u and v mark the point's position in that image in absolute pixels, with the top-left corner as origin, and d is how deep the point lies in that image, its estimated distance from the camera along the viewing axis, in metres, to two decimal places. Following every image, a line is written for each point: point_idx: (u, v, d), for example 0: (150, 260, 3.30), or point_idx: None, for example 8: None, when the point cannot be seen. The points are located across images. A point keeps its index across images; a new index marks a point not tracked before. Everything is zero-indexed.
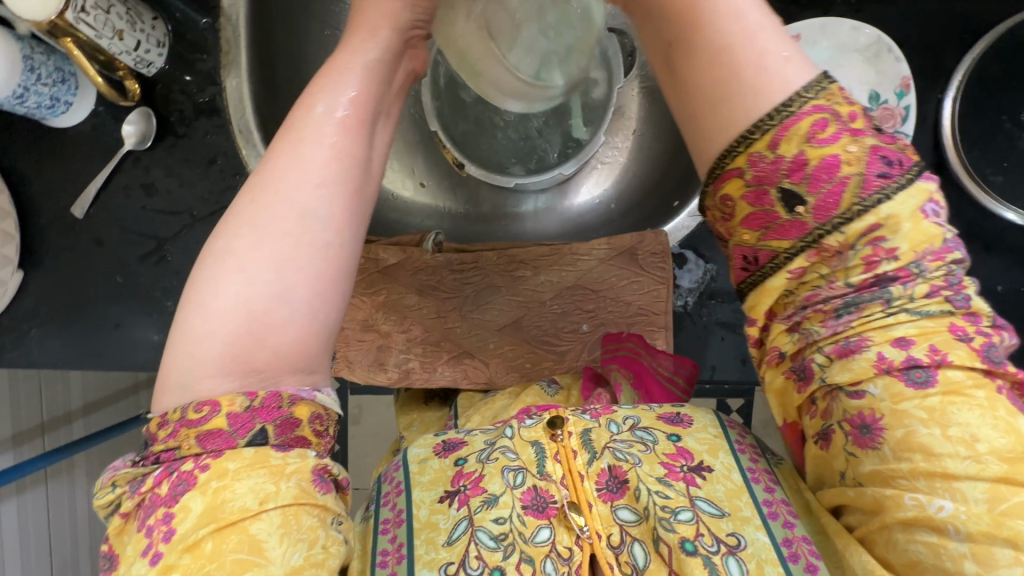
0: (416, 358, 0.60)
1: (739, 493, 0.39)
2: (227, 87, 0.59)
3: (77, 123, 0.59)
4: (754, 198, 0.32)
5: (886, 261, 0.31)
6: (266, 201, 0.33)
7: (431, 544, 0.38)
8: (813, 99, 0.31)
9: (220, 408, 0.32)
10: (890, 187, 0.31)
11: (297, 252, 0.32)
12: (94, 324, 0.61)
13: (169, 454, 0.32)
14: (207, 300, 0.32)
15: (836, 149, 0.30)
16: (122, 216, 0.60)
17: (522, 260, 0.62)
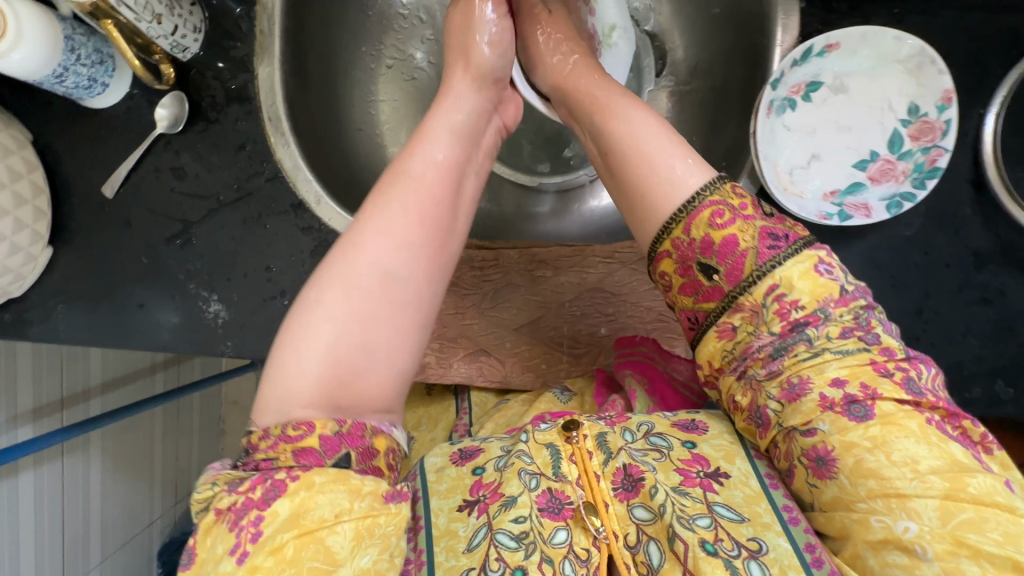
0: (432, 353, 0.60)
1: (757, 500, 0.39)
2: (260, 75, 0.60)
3: (111, 105, 0.59)
4: (682, 271, 0.43)
5: (796, 311, 0.39)
6: (357, 258, 0.41)
7: (452, 552, 0.39)
8: (711, 195, 0.42)
9: (314, 428, 0.37)
10: (779, 254, 0.40)
11: (383, 315, 0.41)
12: (120, 303, 0.62)
13: (268, 464, 0.36)
14: (302, 345, 0.39)
15: (733, 231, 0.41)
16: (152, 198, 0.61)
17: (543, 259, 0.61)
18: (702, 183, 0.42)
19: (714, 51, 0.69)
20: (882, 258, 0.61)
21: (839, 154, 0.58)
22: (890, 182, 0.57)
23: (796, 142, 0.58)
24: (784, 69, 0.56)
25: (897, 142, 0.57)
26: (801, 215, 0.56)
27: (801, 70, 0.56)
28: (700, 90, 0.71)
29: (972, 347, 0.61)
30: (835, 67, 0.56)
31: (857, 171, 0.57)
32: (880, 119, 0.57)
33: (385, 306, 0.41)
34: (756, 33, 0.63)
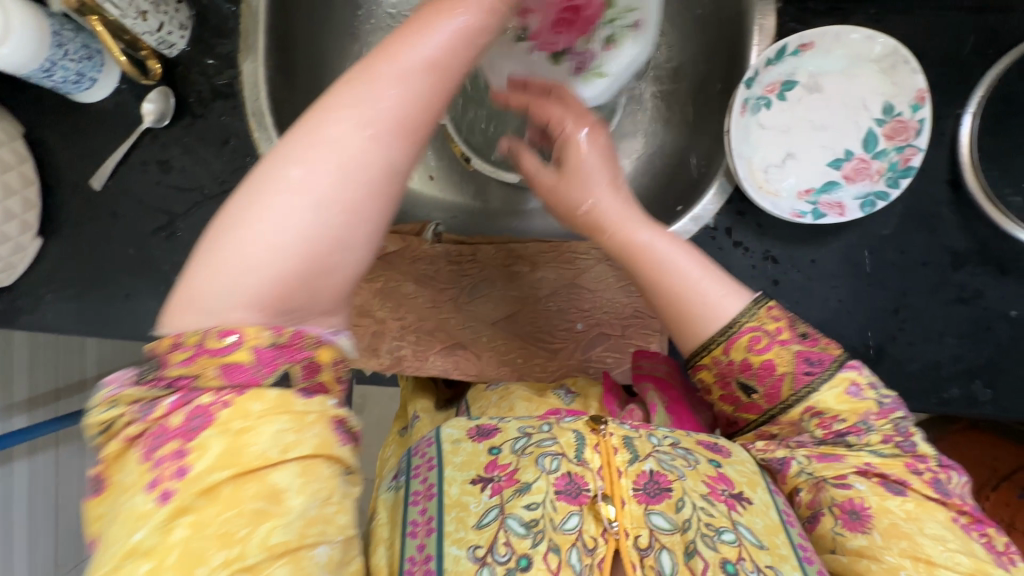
0: (408, 346, 0.60)
1: (777, 531, 0.41)
2: (244, 71, 0.61)
3: (100, 100, 0.61)
4: (721, 384, 0.48)
5: (838, 423, 0.45)
6: (344, 135, 0.35)
7: (461, 523, 0.40)
8: (747, 321, 0.46)
9: (244, 340, 0.32)
10: (816, 380, 0.45)
11: (354, 204, 0.34)
12: (106, 293, 0.63)
13: (186, 382, 0.32)
14: (265, 228, 0.33)
15: (770, 355, 0.45)
16: (139, 191, 0.62)
17: (520, 255, 0.62)
18: (740, 308, 0.46)
19: (695, 50, 0.70)
20: (860, 257, 0.62)
21: (814, 153, 0.58)
22: (864, 181, 0.57)
23: (772, 140, 0.58)
24: (758, 68, 0.57)
25: (872, 141, 0.57)
26: (775, 213, 0.57)
27: (776, 69, 0.57)
28: (681, 89, 0.72)
29: (950, 347, 0.61)
30: (810, 66, 0.57)
31: (832, 170, 0.58)
32: (856, 118, 0.57)
33: (354, 194, 0.35)
34: (735, 34, 0.64)
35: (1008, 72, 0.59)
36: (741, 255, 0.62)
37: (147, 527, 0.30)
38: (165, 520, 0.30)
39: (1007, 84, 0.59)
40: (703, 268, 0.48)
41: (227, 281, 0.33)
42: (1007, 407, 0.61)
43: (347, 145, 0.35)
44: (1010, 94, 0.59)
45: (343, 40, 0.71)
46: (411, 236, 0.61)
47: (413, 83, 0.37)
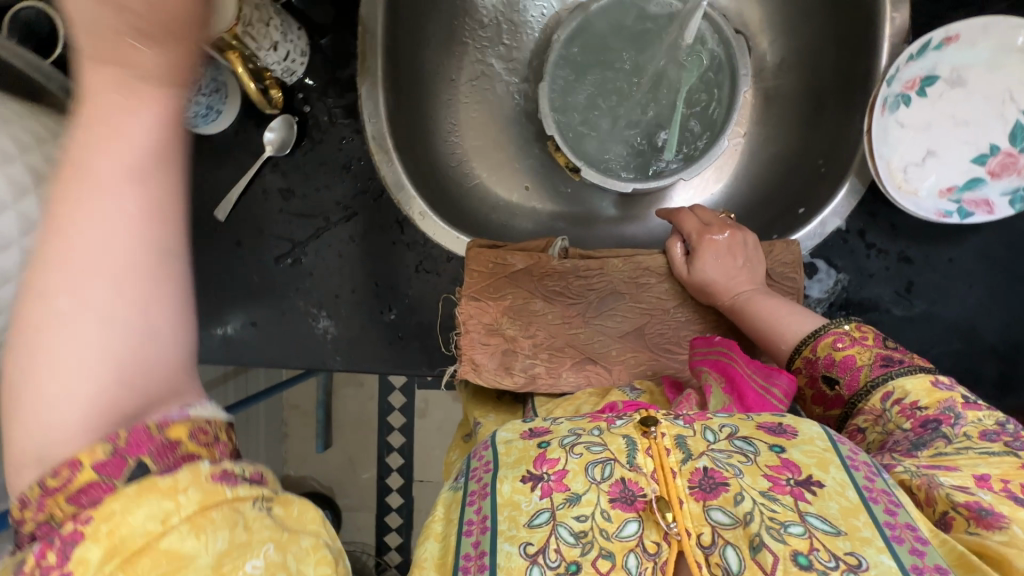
0: (541, 363, 0.60)
1: (856, 513, 0.37)
2: (362, 93, 0.61)
3: (221, 130, 0.61)
4: (810, 378, 0.52)
5: (920, 410, 0.46)
6: (70, 247, 0.27)
7: (514, 522, 0.40)
8: (833, 326, 0.52)
9: (79, 465, 0.26)
10: (893, 370, 0.48)
11: (115, 313, 0.27)
12: (232, 321, 0.64)
13: (42, 528, 0.26)
14: (47, 390, 0.26)
15: (851, 352, 0.50)
16: (261, 220, 0.62)
17: (648, 267, 0.61)
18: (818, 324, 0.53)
19: (807, 42, 0.68)
20: (998, 253, 0.60)
21: (955, 149, 0.56)
22: (1012, 175, 0.55)
23: (912, 139, 0.57)
24: (900, 64, 0.55)
25: (1019, 134, 0.55)
26: (920, 214, 0.55)
27: (917, 65, 0.55)
28: (790, 85, 0.70)
29: None
30: (952, 60, 0.55)
31: (977, 166, 0.56)
32: (1001, 112, 0.55)
33: (124, 293, 0.27)
34: (859, 25, 0.62)
35: None
36: (874, 257, 0.60)
37: None
38: None
39: None
40: (792, 314, 0.55)
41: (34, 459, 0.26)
42: None
43: (63, 363, 0.26)
44: None
45: (443, 54, 0.72)
46: (539, 252, 0.61)
47: (137, 178, 0.28)
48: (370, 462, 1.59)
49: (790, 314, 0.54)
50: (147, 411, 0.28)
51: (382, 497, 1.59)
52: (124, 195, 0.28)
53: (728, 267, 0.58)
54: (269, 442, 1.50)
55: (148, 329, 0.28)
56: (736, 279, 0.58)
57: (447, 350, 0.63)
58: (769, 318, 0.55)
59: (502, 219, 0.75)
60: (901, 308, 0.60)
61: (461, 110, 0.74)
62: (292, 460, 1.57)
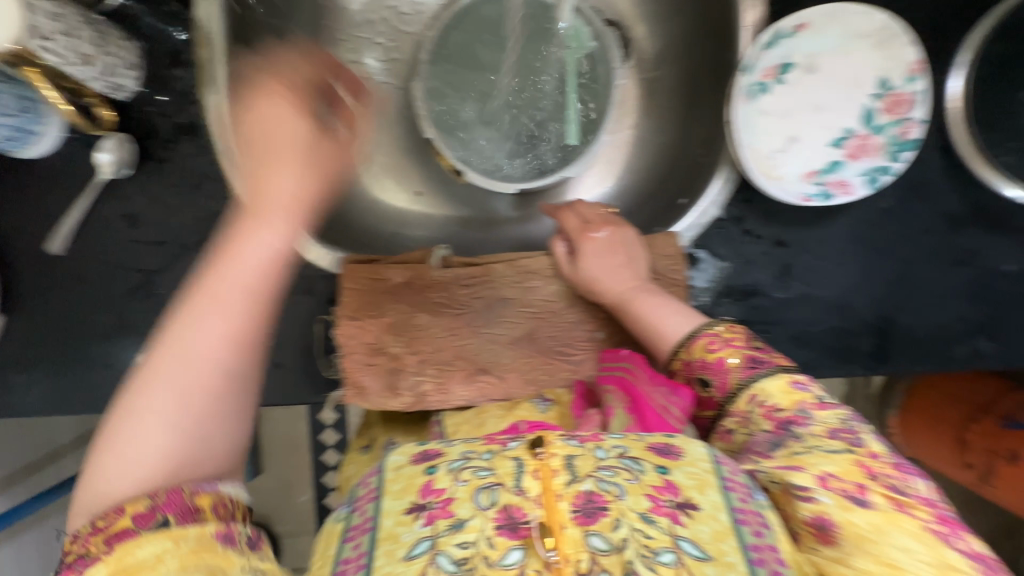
0: (430, 379, 0.57)
1: (726, 537, 0.36)
2: (207, 104, 0.55)
3: (47, 154, 0.54)
4: (687, 380, 0.53)
5: (778, 411, 0.47)
6: (190, 365, 0.38)
7: (390, 557, 0.35)
8: (705, 329, 0.53)
9: (124, 510, 0.35)
10: (757, 372, 0.49)
11: (203, 412, 0.39)
12: (83, 366, 0.57)
13: (78, 559, 0.34)
14: (129, 453, 0.37)
15: (722, 355, 0.51)
16: (105, 250, 0.56)
17: (532, 270, 0.60)
18: (693, 326, 0.54)
19: (679, 34, 0.69)
20: (863, 230, 0.62)
21: (816, 132, 0.58)
22: (867, 157, 0.57)
23: (777, 124, 0.58)
24: (755, 53, 0.57)
25: (870, 117, 0.57)
26: (783, 199, 0.57)
27: (773, 52, 0.57)
28: (667, 77, 0.71)
29: (955, 308, 0.63)
30: (805, 47, 0.57)
31: (833, 149, 0.58)
32: (853, 96, 0.58)
33: (197, 402, 0.38)
34: (721, 15, 0.63)
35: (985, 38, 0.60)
36: (750, 242, 0.61)
37: None
38: None
39: (988, 47, 0.60)
40: (680, 316, 0.55)
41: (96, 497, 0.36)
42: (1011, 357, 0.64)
43: (125, 458, 0.37)
44: (988, 57, 0.60)
45: None
46: (416, 263, 0.58)
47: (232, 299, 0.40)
48: (308, 485, 1.51)
49: (671, 313, 0.55)
50: (203, 463, 0.38)
51: (323, 519, 1.52)
52: (269, 240, 0.41)
53: (611, 264, 0.57)
54: None
55: (203, 413, 0.39)
56: (618, 276, 0.57)
57: (330, 374, 0.59)
58: (655, 320, 0.55)
59: (392, 228, 0.71)
60: (780, 291, 0.62)
61: None
62: None
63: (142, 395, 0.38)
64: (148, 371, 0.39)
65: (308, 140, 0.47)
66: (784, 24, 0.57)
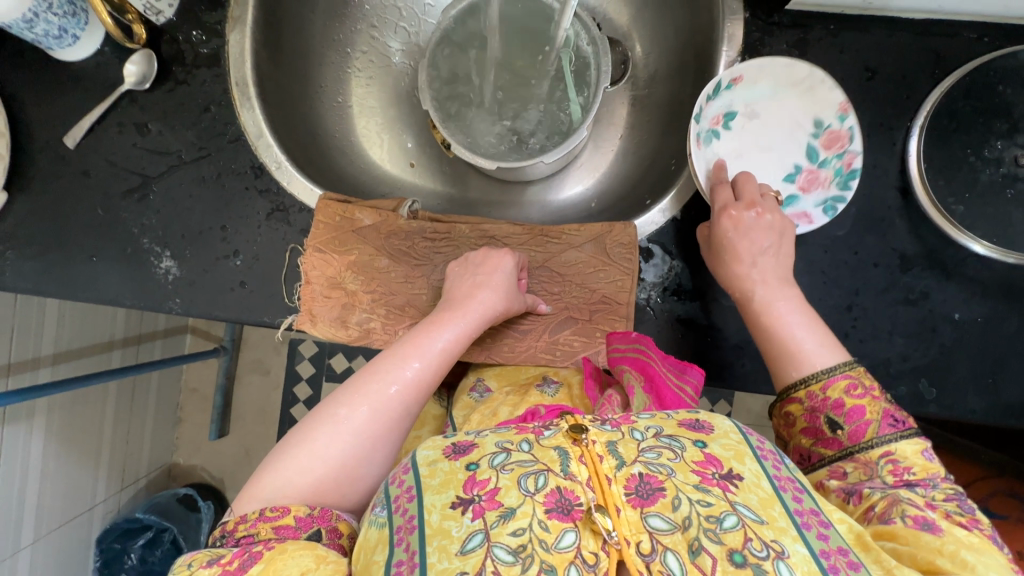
0: (378, 319, 0.61)
1: (772, 503, 0.39)
2: (230, 41, 0.62)
3: (81, 59, 0.61)
4: (808, 417, 0.53)
5: (910, 474, 0.48)
6: (370, 389, 0.51)
7: (444, 553, 0.36)
8: (845, 369, 0.52)
9: (290, 510, 0.45)
10: (898, 435, 0.50)
11: (365, 429, 0.50)
12: (70, 252, 0.62)
13: (248, 538, 0.44)
14: (314, 450, 0.48)
15: (863, 402, 0.51)
16: (113, 152, 0.62)
17: (494, 236, 0.63)
18: (831, 364, 0.52)
19: (670, 57, 0.74)
20: (816, 256, 0.65)
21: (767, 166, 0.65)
22: (819, 188, 0.63)
23: (731, 165, 0.65)
24: (702, 105, 0.63)
25: (814, 153, 0.64)
26: None
27: (715, 104, 0.64)
28: (657, 94, 0.76)
29: (898, 345, 0.65)
30: (743, 98, 0.65)
31: (788, 183, 0.64)
32: (799, 135, 0.65)
33: (371, 427, 0.50)
34: (708, 40, 0.68)
35: (951, 93, 0.63)
36: None
37: None
38: None
39: (952, 102, 0.63)
40: (808, 320, 0.55)
41: (281, 483, 0.47)
42: (950, 404, 0.65)
43: (313, 452, 0.48)
44: (952, 112, 0.63)
45: (336, 24, 0.74)
46: (387, 210, 0.63)
47: (430, 362, 0.54)
48: None
49: (805, 329, 0.54)
50: (356, 470, 0.49)
51: None
52: (409, 366, 0.53)
53: (776, 271, 0.57)
54: (158, 425, 1.39)
55: (365, 429, 0.50)
56: (778, 290, 0.56)
57: (290, 302, 0.61)
58: (786, 337, 0.54)
59: (381, 191, 0.75)
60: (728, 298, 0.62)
61: (349, 82, 0.76)
62: (184, 447, 1.46)
63: (348, 402, 0.51)
64: (338, 394, 0.52)
65: (477, 257, 0.60)
66: (721, 78, 0.64)
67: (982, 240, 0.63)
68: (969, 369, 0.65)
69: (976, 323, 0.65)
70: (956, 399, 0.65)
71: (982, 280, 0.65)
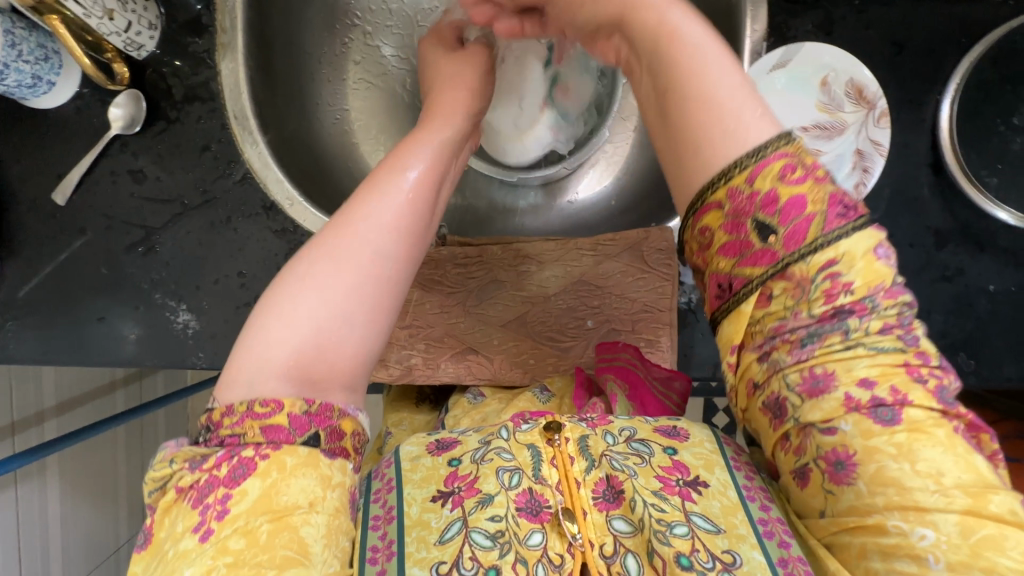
0: (418, 354, 0.60)
1: (735, 510, 0.37)
2: (223, 71, 0.57)
3: (60, 105, 0.56)
4: (730, 227, 0.35)
5: (846, 295, 0.33)
6: (344, 238, 0.39)
7: (422, 543, 0.37)
8: (782, 147, 0.34)
9: (282, 407, 0.36)
10: (845, 230, 0.33)
11: (341, 284, 0.39)
12: (77, 317, 0.57)
13: (234, 440, 0.36)
14: (284, 319, 0.38)
15: (803, 190, 0.34)
16: (109, 205, 0.57)
17: (528, 254, 0.62)
18: (774, 135, 0.35)
19: None
20: None
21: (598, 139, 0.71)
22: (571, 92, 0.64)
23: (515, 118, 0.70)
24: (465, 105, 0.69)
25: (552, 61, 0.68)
26: None
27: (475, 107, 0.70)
28: None
29: (936, 323, 0.64)
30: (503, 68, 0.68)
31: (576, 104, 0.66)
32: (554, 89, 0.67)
33: (348, 279, 0.39)
34: (726, 25, 0.65)
35: (979, 62, 0.61)
36: None
37: (193, 564, 0.32)
38: (211, 555, 0.32)
39: (981, 72, 0.61)
40: (736, 68, 0.37)
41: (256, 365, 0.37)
42: (989, 375, 0.64)
43: (284, 317, 0.38)
44: (981, 81, 0.62)
45: (326, 34, 0.67)
46: None
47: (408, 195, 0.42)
48: None
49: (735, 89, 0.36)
50: (335, 334, 0.38)
51: None
52: (373, 203, 0.41)
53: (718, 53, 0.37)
54: None
55: (338, 285, 0.38)
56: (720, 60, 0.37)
57: None
58: (709, 94, 0.36)
59: None
60: None
61: (346, 94, 0.69)
62: None
63: (321, 256, 0.39)
64: (303, 253, 0.40)
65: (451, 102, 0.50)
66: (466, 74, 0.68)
67: (1015, 211, 0.63)
68: (1007, 340, 0.64)
69: (1012, 293, 0.64)
70: (995, 369, 0.64)
71: (1016, 250, 0.64)
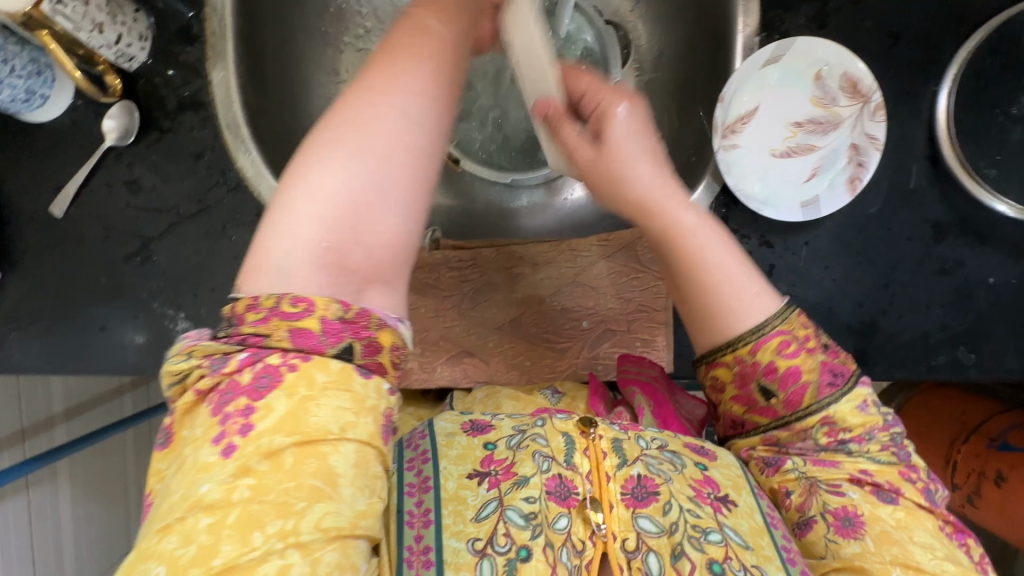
0: (414, 358, 0.60)
1: (761, 532, 0.39)
2: (214, 80, 0.58)
3: (55, 118, 0.57)
4: (738, 383, 0.46)
5: (845, 433, 0.45)
6: (362, 109, 0.35)
7: (460, 517, 0.37)
8: (777, 325, 0.44)
9: (314, 309, 0.32)
10: (834, 393, 0.44)
11: (371, 151, 0.34)
12: (77, 327, 0.58)
13: (258, 340, 0.32)
14: (309, 195, 0.33)
15: (797, 361, 0.44)
16: (106, 215, 0.58)
17: (521, 256, 0.62)
18: (773, 312, 0.45)
19: (676, 40, 0.70)
20: (850, 236, 0.63)
21: None
22: None
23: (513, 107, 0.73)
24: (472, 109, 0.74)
25: None
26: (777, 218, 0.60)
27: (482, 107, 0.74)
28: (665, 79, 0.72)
29: (936, 316, 0.64)
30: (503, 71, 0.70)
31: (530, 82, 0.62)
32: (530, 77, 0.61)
33: (377, 148, 0.34)
34: (719, 21, 0.64)
35: (976, 52, 0.61)
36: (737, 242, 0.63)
37: (211, 478, 0.29)
38: (231, 475, 0.30)
39: (978, 61, 0.61)
40: (726, 247, 0.46)
41: (280, 247, 0.33)
42: (990, 368, 0.64)
43: (308, 195, 0.33)
44: (979, 71, 0.61)
45: (318, 42, 0.67)
46: None
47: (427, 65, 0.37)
48: None
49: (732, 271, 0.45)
50: (365, 206, 0.33)
51: None
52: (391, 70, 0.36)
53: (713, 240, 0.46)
54: None
55: (368, 155, 0.34)
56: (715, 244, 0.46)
57: None
58: (712, 286, 0.45)
59: None
60: None
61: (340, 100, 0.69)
62: None
63: (339, 131, 0.34)
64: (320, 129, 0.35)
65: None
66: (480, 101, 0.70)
67: (1015, 202, 0.62)
68: (1009, 332, 0.63)
69: (1013, 285, 0.63)
70: (996, 362, 0.63)
71: (1017, 241, 0.63)
